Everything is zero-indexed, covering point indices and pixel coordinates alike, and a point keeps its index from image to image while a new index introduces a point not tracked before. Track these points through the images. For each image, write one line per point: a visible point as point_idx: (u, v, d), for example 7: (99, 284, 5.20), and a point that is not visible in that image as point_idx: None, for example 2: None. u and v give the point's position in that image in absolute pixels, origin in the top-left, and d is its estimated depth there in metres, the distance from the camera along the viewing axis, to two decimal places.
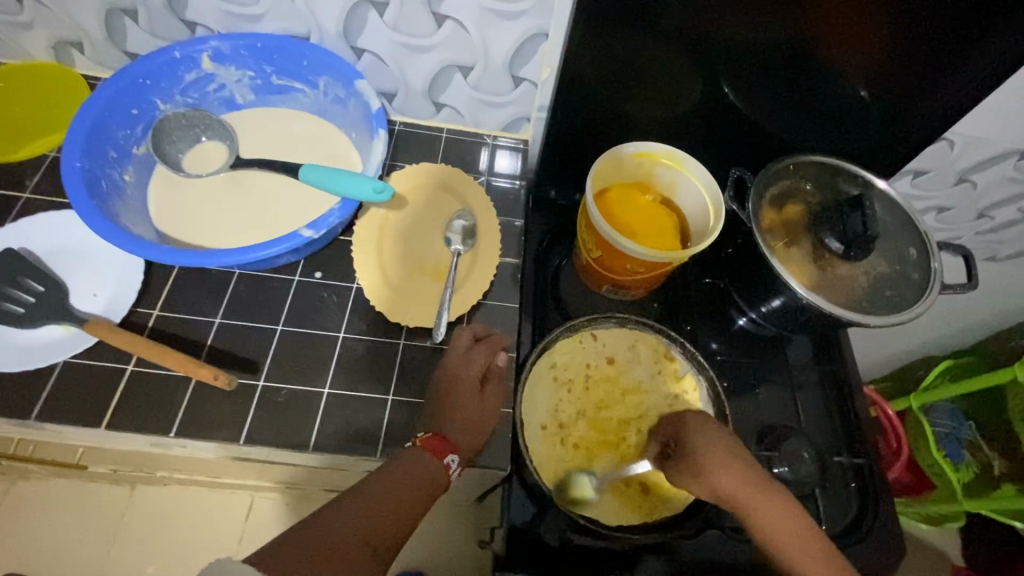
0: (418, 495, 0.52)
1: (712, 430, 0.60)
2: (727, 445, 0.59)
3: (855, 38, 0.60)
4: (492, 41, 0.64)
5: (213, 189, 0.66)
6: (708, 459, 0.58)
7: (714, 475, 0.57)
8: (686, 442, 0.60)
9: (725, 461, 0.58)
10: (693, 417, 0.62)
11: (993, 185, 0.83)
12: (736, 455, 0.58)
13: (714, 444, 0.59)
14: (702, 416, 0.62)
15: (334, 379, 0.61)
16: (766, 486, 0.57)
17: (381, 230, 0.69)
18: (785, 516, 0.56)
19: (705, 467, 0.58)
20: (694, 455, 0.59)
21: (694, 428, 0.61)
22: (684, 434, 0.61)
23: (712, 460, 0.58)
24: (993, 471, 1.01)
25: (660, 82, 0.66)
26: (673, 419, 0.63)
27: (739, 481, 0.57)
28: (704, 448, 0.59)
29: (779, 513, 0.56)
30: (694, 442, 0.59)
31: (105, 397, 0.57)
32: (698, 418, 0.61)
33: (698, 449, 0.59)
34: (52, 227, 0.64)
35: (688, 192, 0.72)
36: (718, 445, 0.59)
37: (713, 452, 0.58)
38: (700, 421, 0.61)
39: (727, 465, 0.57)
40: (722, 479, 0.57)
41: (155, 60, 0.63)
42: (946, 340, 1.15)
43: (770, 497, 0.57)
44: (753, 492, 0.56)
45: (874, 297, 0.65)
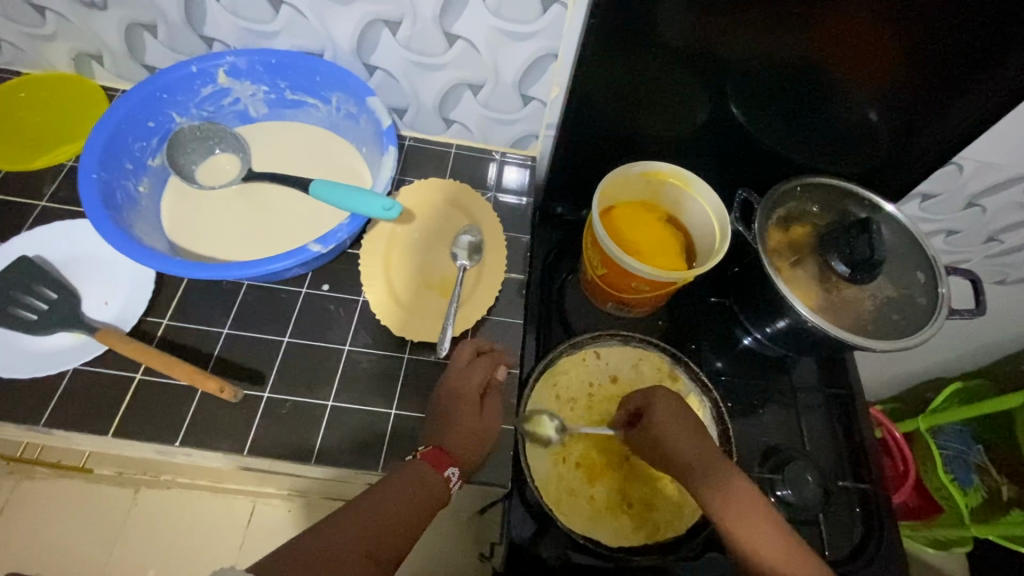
0: (420, 510, 0.52)
1: (670, 407, 0.61)
2: (684, 423, 0.60)
3: (864, 62, 0.61)
4: (502, 60, 0.65)
5: (225, 201, 0.67)
6: (662, 433, 0.60)
7: (668, 446, 0.60)
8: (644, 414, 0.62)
9: (677, 433, 0.60)
10: (660, 396, 0.62)
11: (1003, 210, 0.82)
12: (690, 431, 0.60)
13: (671, 420, 0.61)
14: (672, 396, 0.62)
15: (338, 393, 0.62)
16: (721, 461, 0.59)
17: (388, 244, 0.69)
18: (732, 491, 0.57)
19: (659, 437, 0.60)
20: (650, 427, 0.61)
21: (656, 401, 0.62)
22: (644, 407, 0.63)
23: (666, 430, 0.60)
24: (1002, 497, 1.00)
25: (668, 102, 0.66)
26: (642, 390, 0.64)
27: (689, 454, 0.59)
28: (659, 419, 0.61)
29: (732, 491, 0.57)
30: (651, 413, 0.61)
31: (113, 405, 0.58)
32: (659, 395, 0.62)
33: (653, 423, 0.61)
34: (67, 236, 0.65)
35: (695, 212, 0.72)
36: (673, 419, 0.61)
37: (671, 429, 0.60)
38: (662, 398, 0.62)
39: (680, 440, 0.59)
40: (674, 449, 0.59)
41: (172, 75, 0.65)
42: (956, 363, 1.14)
43: (717, 473, 0.58)
44: (704, 468, 0.58)
45: (881, 322, 0.65)
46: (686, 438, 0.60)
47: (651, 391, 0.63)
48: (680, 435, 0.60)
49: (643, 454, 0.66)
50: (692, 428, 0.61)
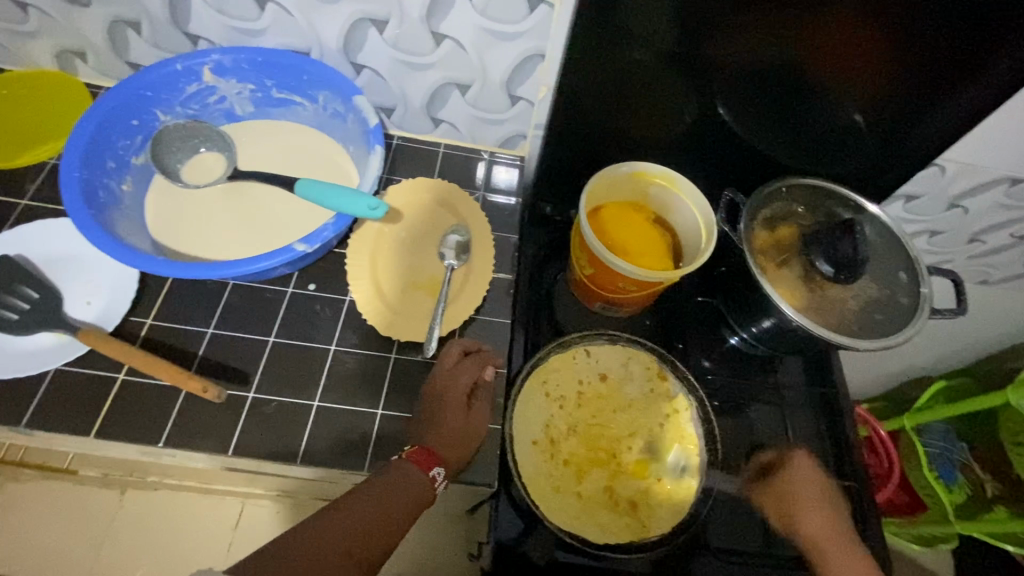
0: (406, 510, 0.52)
1: (812, 471, 0.69)
2: (822, 488, 0.68)
3: (850, 64, 0.61)
4: (491, 60, 0.65)
5: (210, 200, 0.67)
6: (793, 494, 0.67)
7: (799, 511, 0.66)
8: (777, 478, 0.69)
9: (811, 498, 0.67)
10: (800, 456, 0.70)
11: (986, 211, 0.83)
12: (819, 495, 0.68)
13: (807, 483, 0.68)
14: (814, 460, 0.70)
15: (323, 393, 0.61)
16: (847, 539, 0.65)
17: (375, 243, 0.69)
18: (845, 559, 0.63)
19: (793, 497, 0.67)
20: (788, 488, 0.68)
21: (795, 462, 0.69)
22: (780, 471, 0.69)
23: (800, 492, 0.67)
24: (985, 494, 1.02)
25: (656, 102, 0.67)
26: (780, 451, 0.71)
27: (816, 523, 0.65)
28: (796, 482, 0.68)
29: (847, 560, 0.63)
30: (786, 476, 0.68)
31: (95, 406, 0.58)
32: (803, 458, 0.70)
33: (785, 487, 0.68)
34: (48, 234, 0.65)
35: (682, 212, 0.73)
36: (810, 482, 0.68)
37: (801, 492, 0.67)
38: (806, 461, 0.70)
39: (810, 505, 0.67)
40: (804, 513, 0.66)
41: (156, 73, 0.64)
42: (940, 362, 1.15)
43: (840, 545, 0.64)
44: (832, 540, 0.64)
45: (865, 322, 0.66)
46: (817, 505, 0.67)
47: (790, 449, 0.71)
48: (812, 495, 0.67)
49: (634, 454, 0.67)
50: (820, 494, 0.68)
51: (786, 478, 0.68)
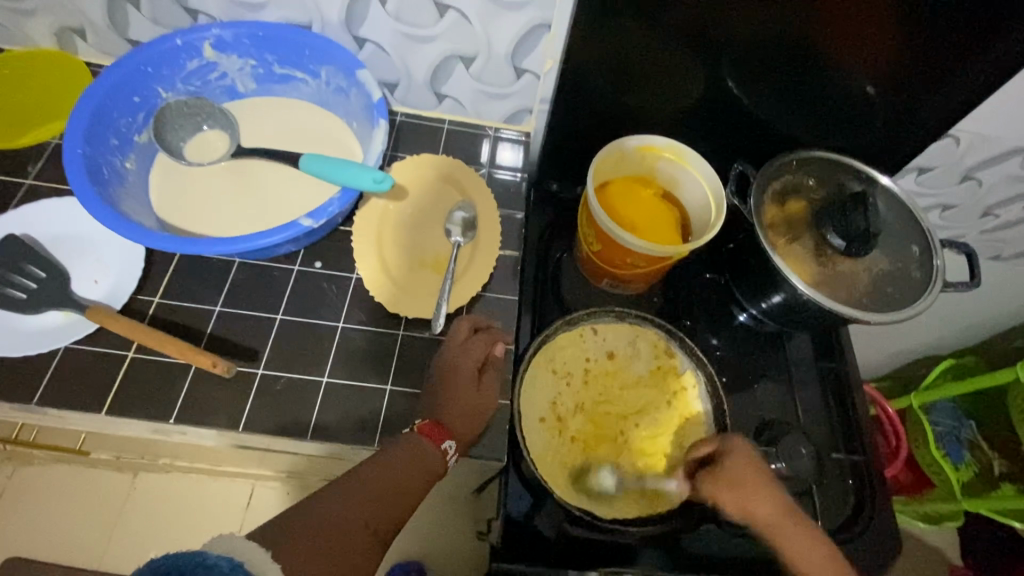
0: (419, 482, 0.53)
1: (755, 457, 0.61)
2: (761, 475, 0.60)
3: (860, 32, 0.60)
4: (495, 32, 0.64)
5: (214, 177, 0.66)
6: (745, 484, 0.59)
7: (752, 503, 0.59)
8: (721, 465, 0.60)
9: (758, 485, 0.59)
10: (734, 440, 0.61)
11: (999, 183, 0.82)
12: (765, 485, 0.59)
13: (749, 470, 0.60)
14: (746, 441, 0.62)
15: (332, 369, 0.61)
16: (800, 522, 0.59)
17: (381, 221, 0.69)
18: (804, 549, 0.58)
19: (745, 488, 0.59)
20: (732, 479, 0.59)
21: (735, 449, 0.61)
22: (724, 456, 0.61)
23: (751, 482, 0.59)
24: (992, 472, 1.02)
25: (662, 75, 0.65)
26: (717, 437, 0.63)
27: (771, 511, 0.59)
28: (741, 471, 0.59)
29: (806, 547, 0.58)
30: (731, 463, 0.60)
31: (105, 384, 0.58)
32: (742, 442, 0.61)
33: (734, 478, 0.59)
34: (55, 213, 0.64)
35: (689, 186, 0.72)
36: (753, 470, 0.60)
37: (747, 480, 0.59)
38: (742, 442, 0.62)
39: (762, 492, 0.59)
40: (756, 501, 0.59)
41: (157, 48, 0.63)
42: (950, 339, 1.15)
43: (799, 528, 0.59)
44: (788, 526, 0.59)
45: (876, 295, 0.65)
46: (767, 492, 0.59)
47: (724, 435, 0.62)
48: (752, 484, 0.59)
49: (641, 431, 0.67)
50: (766, 478, 0.60)
51: (726, 464, 0.60)
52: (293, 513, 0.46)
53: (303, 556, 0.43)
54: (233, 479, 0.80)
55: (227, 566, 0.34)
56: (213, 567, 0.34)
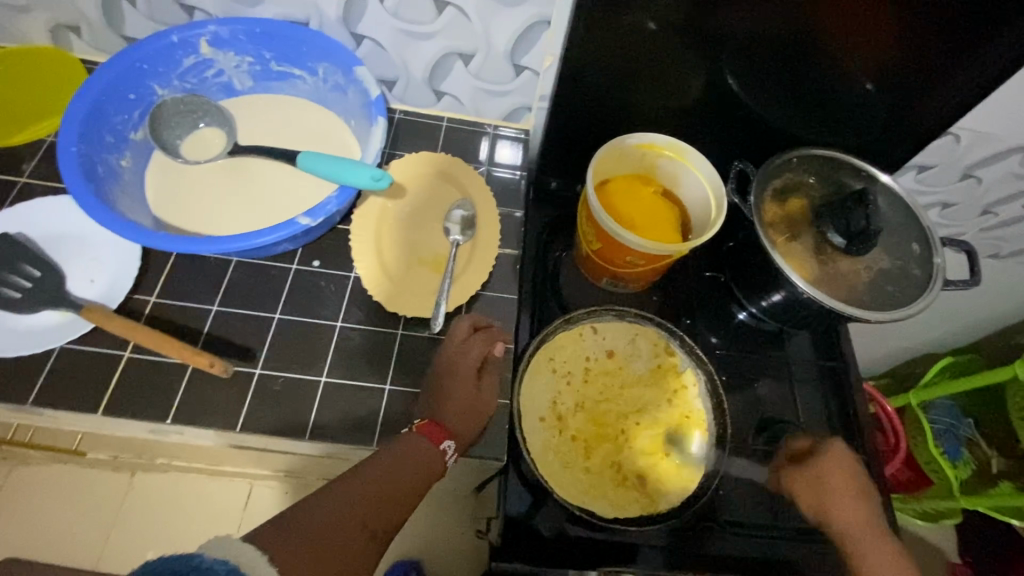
0: (418, 483, 0.53)
1: (851, 464, 0.67)
2: (847, 479, 0.65)
3: (861, 30, 0.60)
4: (494, 29, 0.63)
5: (211, 176, 0.66)
6: (828, 485, 0.65)
7: (833, 503, 0.64)
8: (811, 464, 0.66)
9: (843, 487, 0.65)
10: (836, 446, 0.67)
11: (999, 181, 0.82)
12: (849, 491, 0.65)
13: (844, 475, 0.66)
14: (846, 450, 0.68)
15: (330, 369, 0.61)
16: (878, 532, 0.64)
17: (379, 219, 0.68)
18: (878, 558, 0.62)
19: (827, 487, 0.65)
20: (821, 476, 0.65)
21: (831, 452, 0.67)
22: (816, 458, 0.67)
23: (838, 486, 0.65)
24: (990, 469, 1.02)
25: (663, 73, 0.65)
26: (817, 440, 0.69)
27: (852, 514, 0.64)
28: (828, 471, 0.66)
29: (883, 553, 0.62)
30: (821, 465, 0.66)
31: (102, 384, 0.57)
32: (841, 449, 0.67)
33: (817, 476, 0.66)
34: (50, 211, 0.64)
35: (690, 184, 0.71)
36: (842, 472, 0.66)
37: (832, 482, 0.65)
38: (845, 450, 0.68)
39: (845, 497, 0.64)
40: (838, 502, 0.64)
41: (152, 44, 0.63)
42: (949, 337, 1.15)
43: (876, 537, 0.63)
44: (865, 530, 0.64)
45: (876, 293, 0.65)
46: (853, 496, 0.65)
47: (827, 440, 0.68)
48: (841, 486, 0.65)
49: (641, 430, 0.66)
50: (857, 486, 0.66)
51: (818, 464, 0.66)
52: (291, 513, 0.46)
53: (300, 556, 0.42)
54: (233, 478, 0.80)
55: (223, 570, 0.34)
56: (207, 570, 0.34)
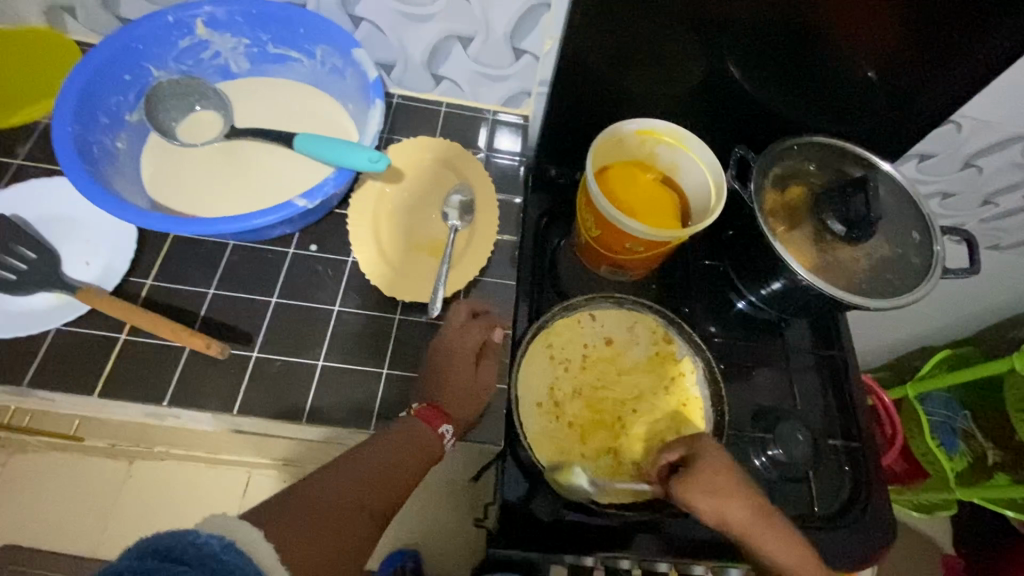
0: (414, 465, 0.53)
1: (725, 458, 0.57)
2: (730, 474, 0.56)
3: (861, 15, 0.59)
4: (493, 12, 0.63)
5: (207, 159, 0.65)
6: (719, 487, 0.55)
7: (729, 505, 0.55)
8: (693, 468, 0.56)
9: (731, 485, 0.56)
10: (705, 441, 0.58)
11: (999, 171, 0.82)
12: (737, 488, 0.56)
13: (720, 469, 0.56)
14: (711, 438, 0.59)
15: (328, 353, 0.61)
16: (775, 521, 0.56)
17: (377, 205, 0.68)
18: (784, 551, 0.55)
19: (719, 491, 0.55)
20: (707, 479, 0.55)
21: (707, 451, 0.57)
22: (694, 460, 0.57)
23: (725, 485, 0.55)
24: (987, 461, 1.02)
25: (663, 59, 0.64)
26: (687, 441, 0.59)
27: (747, 512, 0.55)
28: (713, 472, 0.56)
29: (780, 545, 0.55)
30: (705, 468, 0.56)
31: (98, 366, 0.57)
32: (711, 444, 0.58)
33: (706, 480, 0.55)
34: (44, 194, 0.63)
35: (689, 170, 0.71)
36: (724, 470, 0.56)
37: (719, 481, 0.55)
38: (714, 447, 0.58)
39: (739, 494, 0.55)
40: (732, 506, 0.55)
41: (147, 25, 0.62)
42: (947, 328, 1.15)
43: (771, 528, 0.55)
44: (764, 526, 0.55)
45: (875, 281, 0.64)
46: (742, 494, 0.56)
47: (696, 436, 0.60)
48: (728, 484, 0.55)
49: (639, 418, 0.66)
50: (740, 482, 0.56)
51: (699, 465, 0.56)
52: (283, 495, 0.45)
53: (297, 531, 0.42)
54: (230, 466, 0.81)
55: (217, 545, 0.34)
56: (202, 546, 0.34)
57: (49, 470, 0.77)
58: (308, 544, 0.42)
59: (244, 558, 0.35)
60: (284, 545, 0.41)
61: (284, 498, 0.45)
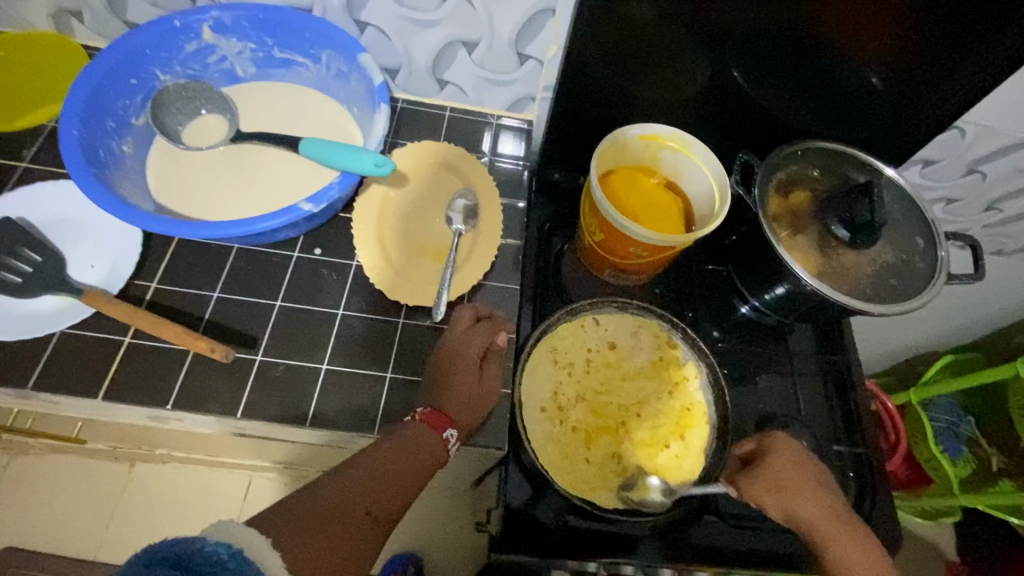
0: (419, 470, 0.53)
1: (800, 455, 0.62)
2: (805, 473, 0.61)
3: (868, 21, 0.59)
4: (499, 17, 0.63)
5: (212, 162, 0.66)
6: (789, 486, 0.60)
7: (798, 504, 0.59)
8: (765, 465, 0.61)
9: (803, 484, 0.60)
10: (779, 439, 0.63)
11: (1003, 177, 0.82)
12: (809, 487, 0.60)
13: (793, 467, 0.61)
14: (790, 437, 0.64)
15: (331, 357, 0.61)
16: (848, 522, 0.59)
17: (381, 209, 0.68)
18: (855, 552, 0.58)
19: (788, 489, 0.59)
20: (774, 476, 0.60)
21: (777, 448, 0.62)
22: (766, 458, 0.62)
23: (797, 483, 0.60)
24: (990, 468, 1.02)
25: (668, 64, 0.65)
26: (760, 438, 0.64)
27: (818, 511, 0.59)
28: (783, 471, 0.60)
29: (855, 545, 0.58)
30: (774, 465, 0.61)
31: (102, 369, 0.57)
32: (786, 440, 0.63)
33: (778, 478, 0.60)
34: (50, 196, 0.64)
35: (693, 176, 0.71)
36: (796, 468, 0.61)
37: (792, 478, 0.60)
38: (788, 444, 0.63)
39: (811, 494, 0.59)
40: (803, 504, 0.59)
41: (154, 29, 0.63)
42: (951, 334, 1.14)
43: (846, 528, 0.59)
44: (837, 525, 0.59)
45: (880, 287, 0.64)
46: (815, 494, 0.60)
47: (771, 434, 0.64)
48: (798, 484, 0.60)
49: (644, 423, 0.66)
50: (814, 483, 0.61)
51: (768, 463, 0.61)
52: (288, 501, 0.45)
53: (302, 537, 0.42)
54: (232, 470, 0.81)
55: (225, 553, 0.34)
56: (209, 553, 0.34)
57: (50, 472, 0.78)
58: (313, 550, 0.42)
59: (251, 566, 0.35)
60: (289, 552, 0.41)
61: (289, 504, 0.45)
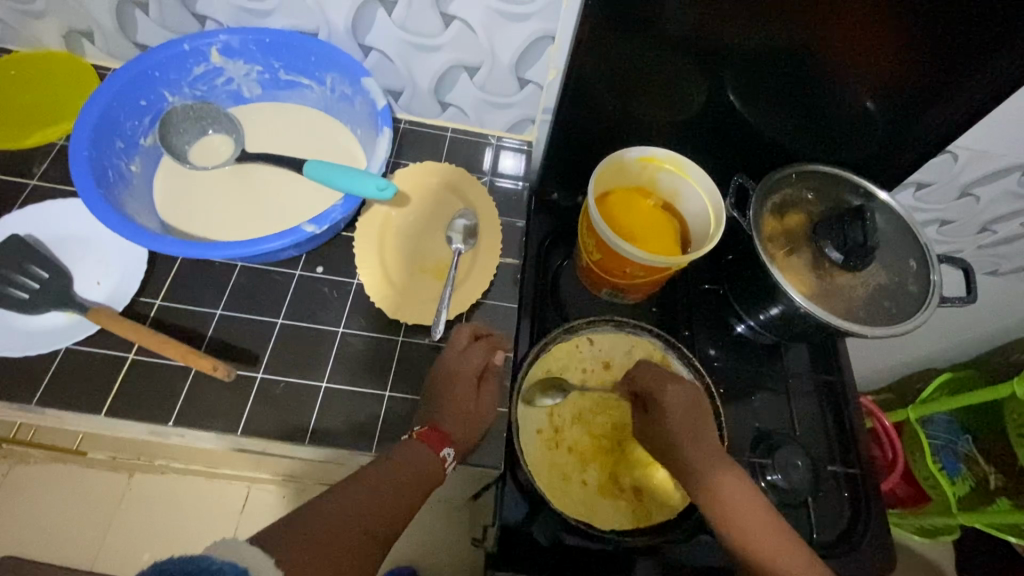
0: (416, 488, 0.53)
1: (687, 398, 0.63)
2: (694, 417, 0.62)
3: (859, 49, 0.61)
4: (500, 42, 0.64)
5: (218, 182, 0.67)
6: (677, 427, 0.61)
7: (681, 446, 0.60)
8: (658, 408, 0.62)
9: (688, 426, 0.61)
10: (669, 382, 0.63)
11: (997, 200, 0.83)
12: (697, 429, 0.61)
13: (675, 407, 0.62)
14: (679, 381, 0.64)
15: (332, 374, 0.62)
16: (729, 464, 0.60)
17: (383, 229, 0.69)
18: (729, 490, 0.58)
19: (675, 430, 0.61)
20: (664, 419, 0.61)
21: (668, 393, 0.63)
22: (656, 401, 0.63)
23: (682, 426, 0.61)
24: (989, 485, 1.01)
25: (664, 88, 0.66)
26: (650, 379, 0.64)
27: (702, 453, 0.60)
28: (671, 413, 0.61)
29: (733, 483, 0.59)
30: (665, 407, 0.62)
31: (105, 385, 0.58)
32: (677, 383, 0.63)
33: (670, 420, 0.61)
34: (58, 214, 0.65)
35: (689, 198, 0.72)
36: (684, 410, 0.62)
37: (680, 421, 0.61)
38: (679, 387, 0.63)
39: (694, 438, 0.60)
40: (685, 447, 0.60)
41: (163, 53, 0.64)
42: (946, 352, 1.15)
43: (728, 469, 0.60)
44: (718, 466, 0.60)
45: (873, 309, 0.65)
46: (699, 436, 0.61)
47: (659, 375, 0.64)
48: (687, 428, 0.61)
49: (639, 443, 0.67)
50: (704, 425, 0.62)
51: (659, 406, 0.62)
52: (289, 519, 0.46)
53: (307, 558, 0.43)
54: (231, 481, 0.81)
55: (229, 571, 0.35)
56: (215, 571, 0.34)
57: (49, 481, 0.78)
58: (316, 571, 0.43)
59: None
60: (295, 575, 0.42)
61: (291, 523, 0.46)
